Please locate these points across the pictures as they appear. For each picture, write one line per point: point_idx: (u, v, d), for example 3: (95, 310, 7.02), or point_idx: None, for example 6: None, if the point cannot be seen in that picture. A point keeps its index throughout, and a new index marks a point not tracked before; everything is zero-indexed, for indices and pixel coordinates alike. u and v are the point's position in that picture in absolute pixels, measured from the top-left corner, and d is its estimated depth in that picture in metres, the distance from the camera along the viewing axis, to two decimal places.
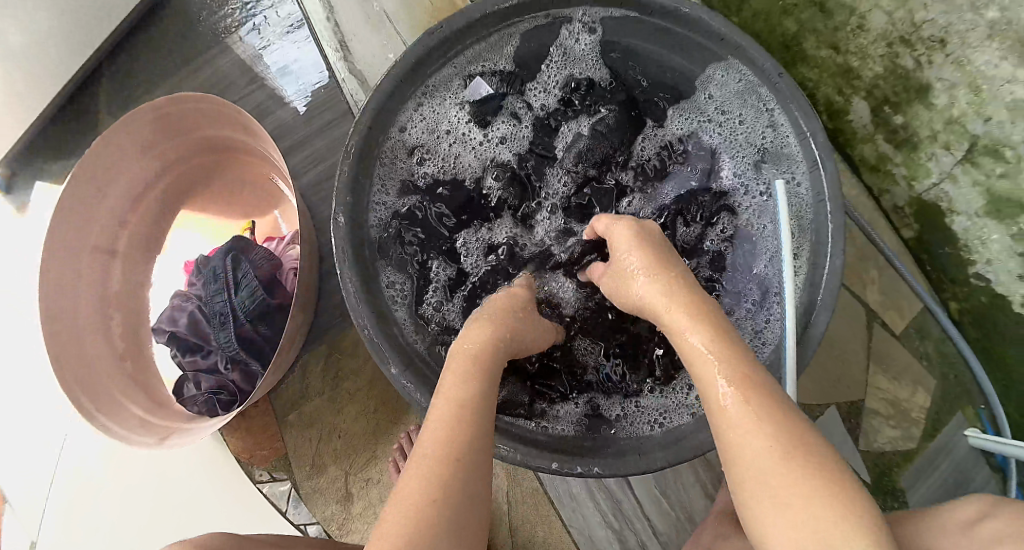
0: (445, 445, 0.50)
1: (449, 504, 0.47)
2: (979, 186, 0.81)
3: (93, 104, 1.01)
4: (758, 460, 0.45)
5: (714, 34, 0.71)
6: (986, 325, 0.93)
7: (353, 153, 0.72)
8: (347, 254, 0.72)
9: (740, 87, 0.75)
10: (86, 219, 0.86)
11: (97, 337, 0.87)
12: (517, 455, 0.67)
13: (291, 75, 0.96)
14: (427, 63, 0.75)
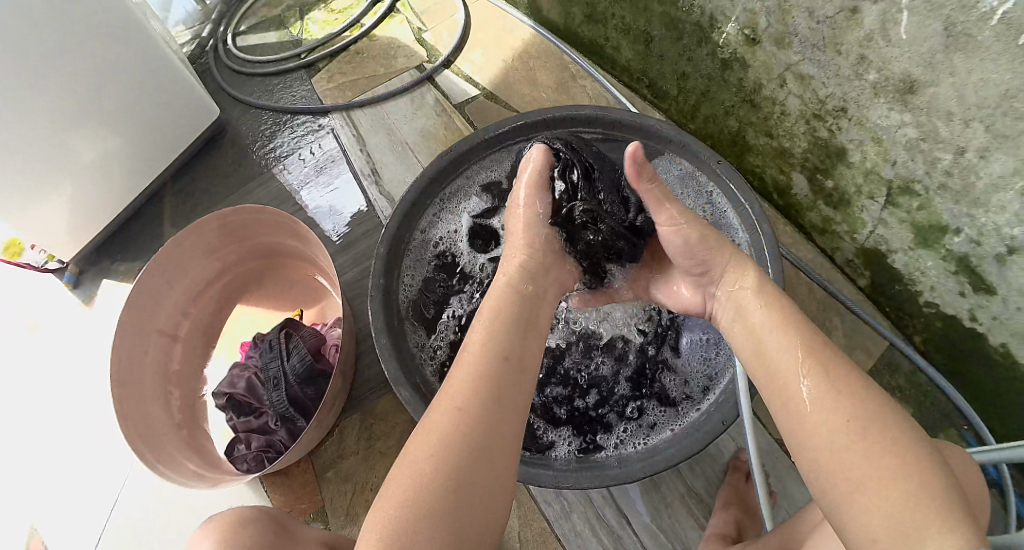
0: (458, 401, 0.57)
1: (459, 449, 0.53)
2: (905, 221, 0.93)
3: (159, 217, 1.22)
4: (835, 437, 0.51)
5: (661, 136, 0.87)
6: (948, 350, 1.01)
7: (382, 248, 0.82)
8: (383, 334, 0.79)
9: (682, 173, 0.89)
10: (153, 307, 1.02)
11: (158, 407, 1.01)
12: None
13: (326, 213, 1.12)
14: (444, 175, 0.89)
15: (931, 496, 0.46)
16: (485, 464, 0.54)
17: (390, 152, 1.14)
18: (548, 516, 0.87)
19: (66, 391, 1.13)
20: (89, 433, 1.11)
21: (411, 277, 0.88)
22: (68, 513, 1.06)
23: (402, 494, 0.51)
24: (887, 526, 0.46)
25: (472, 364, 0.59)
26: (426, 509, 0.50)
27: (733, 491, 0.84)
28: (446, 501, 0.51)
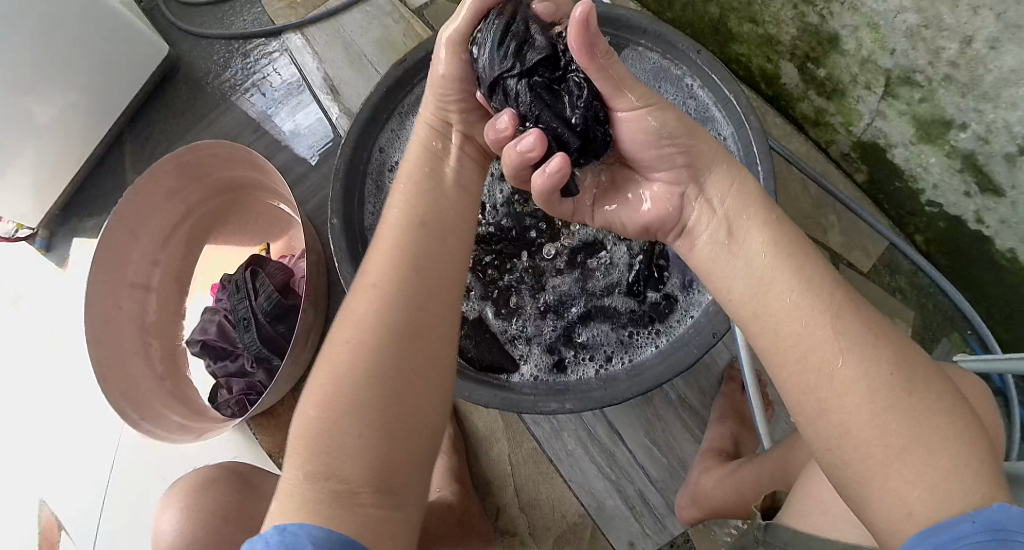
0: (385, 282, 0.49)
1: (388, 333, 0.47)
2: (905, 113, 0.87)
3: (118, 165, 1.16)
4: (854, 391, 0.40)
5: (635, 28, 0.82)
6: (952, 251, 0.96)
7: (340, 170, 0.77)
8: (347, 258, 0.75)
9: (656, 63, 0.85)
10: (120, 259, 0.98)
11: (138, 360, 0.99)
12: (492, 400, 0.69)
13: (301, 136, 1.06)
14: (402, 83, 0.81)
15: (959, 464, 0.38)
16: (425, 343, 0.48)
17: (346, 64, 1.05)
18: (538, 436, 0.86)
19: (54, 358, 1.12)
20: (82, 394, 1.11)
21: (371, 203, 0.80)
22: (70, 477, 1.07)
23: (329, 383, 0.45)
24: (910, 490, 0.38)
25: (401, 244, 0.52)
26: (361, 396, 0.44)
27: (728, 402, 0.83)
28: (390, 387, 0.45)
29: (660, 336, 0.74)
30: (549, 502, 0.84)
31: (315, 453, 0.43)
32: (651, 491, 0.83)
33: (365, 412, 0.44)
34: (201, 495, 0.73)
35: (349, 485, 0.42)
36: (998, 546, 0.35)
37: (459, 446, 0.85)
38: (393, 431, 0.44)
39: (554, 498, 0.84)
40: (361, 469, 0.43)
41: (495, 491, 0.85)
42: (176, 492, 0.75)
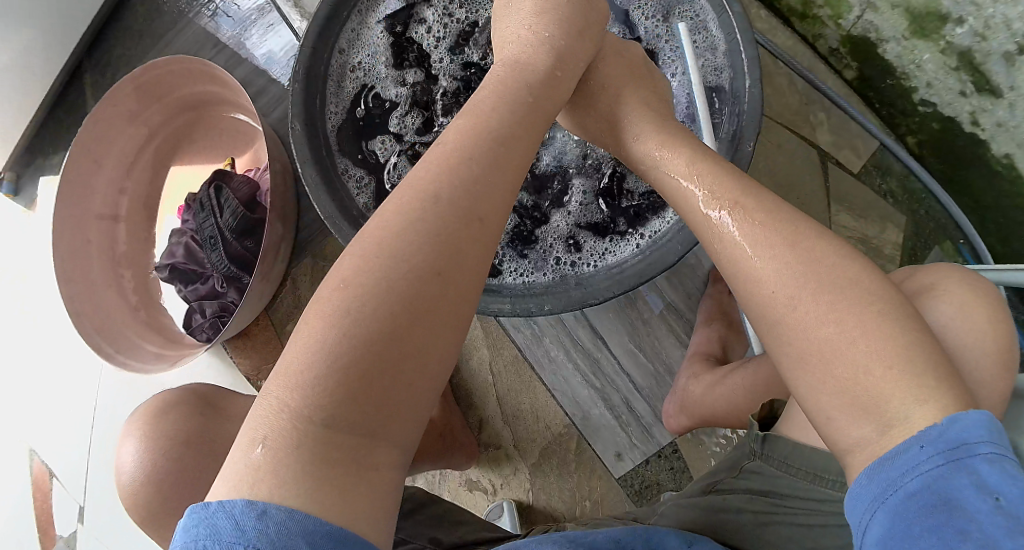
0: (419, 210, 0.41)
1: (410, 271, 0.39)
2: (898, 7, 0.83)
3: (80, 95, 1.10)
4: (781, 311, 0.42)
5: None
6: (946, 155, 0.93)
7: (299, 75, 0.70)
8: (310, 164, 0.69)
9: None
10: (84, 188, 0.95)
11: (111, 292, 0.96)
12: (475, 305, 0.67)
13: (274, 60, 1.01)
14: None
15: (887, 365, 0.38)
16: (447, 290, 0.40)
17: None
18: (519, 343, 0.83)
19: (33, 321, 1.10)
20: (62, 337, 1.10)
21: (333, 105, 0.75)
22: (58, 421, 1.09)
23: (332, 317, 0.37)
24: (840, 405, 0.39)
25: (448, 170, 0.43)
26: (366, 338, 0.37)
27: (716, 304, 0.80)
28: (392, 335, 0.37)
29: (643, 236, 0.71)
30: (532, 413, 0.83)
31: (296, 390, 0.36)
32: (637, 400, 0.82)
33: (364, 356, 0.36)
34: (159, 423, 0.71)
35: (331, 427, 0.35)
36: (948, 462, 0.36)
37: None
38: (395, 370, 0.37)
39: (538, 406, 0.83)
40: (351, 408, 0.36)
41: (478, 403, 0.85)
42: (137, 421, 0.73)
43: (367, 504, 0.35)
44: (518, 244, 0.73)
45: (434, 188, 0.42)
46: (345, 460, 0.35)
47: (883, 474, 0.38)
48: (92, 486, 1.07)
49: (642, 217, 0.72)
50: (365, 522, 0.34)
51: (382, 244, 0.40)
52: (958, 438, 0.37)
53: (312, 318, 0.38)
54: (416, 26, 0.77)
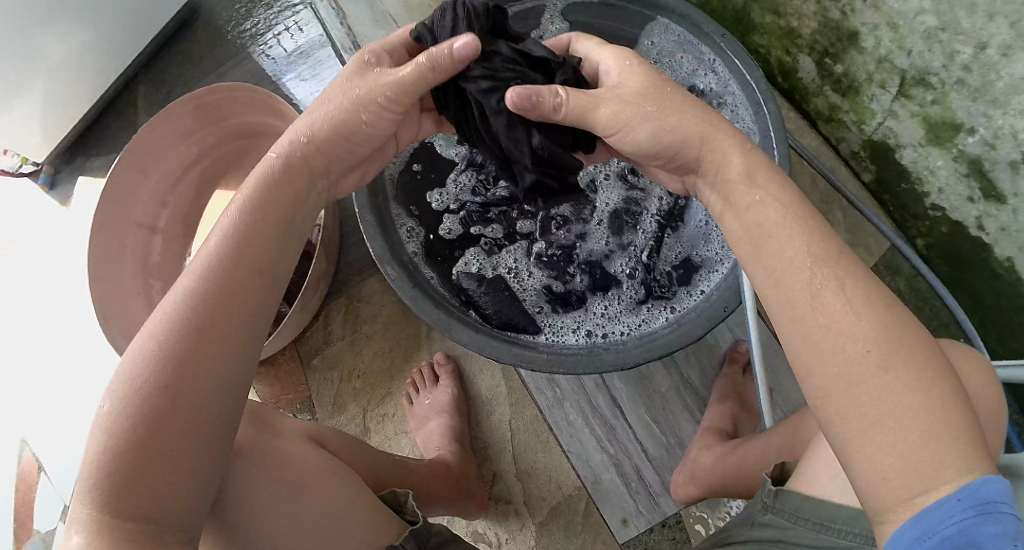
0: (214, 271, 0.51)
1: (154, 367, 0.48)
2: (917, 115, 0.88)
3: (132, 106, 1.14)
4: (859, 377, 0.42)
5: (663, 7, 0.83)
6: (951, 257, 0.99)
7: None
8: (369, 210, 0.74)
9: (679, 40, 0.87)
10: (128, 196, 0.98)
11: (138, 301, 0.98)
12: (513, 359, 0.70)
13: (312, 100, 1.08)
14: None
15: (951, 436, 0.40)
16: (220, 334, 0.50)
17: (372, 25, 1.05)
18: (541, 404, 0.87)
19: (43, 316, 1.09)
20: (74, 335, 1.09)
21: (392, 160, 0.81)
22: (55, 420, 1.06)
23: (159, 351, 0.49)
24: (899, 467, 0.40)
25: (193, 275, 0.51)
26: (164, 373, 0.48)
27: (729, 384, 0.84)
28: (216, 363, 0.49)
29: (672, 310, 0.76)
30: (545, 470, 0.86)
31: (93, 448, 0.47)
32: (647, 469, 0.86)
33: (154, 391, 0.47)
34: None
35: (111, 477, 0.46)
36: (982, 516, 0.38)
37: (463, 409, 0.86)
38: (156, 436, 0.47)
39: (552, 464, 0.86)
40: (130, 465, 0.46)
41: (493, 456, 0.87)
42: None
43: (196, 479, 0.48)
44: (553, 301, 0.78)
45: (223, 249, 0.52)
46: (172, 455, 0.47)
47: (922, 522, 0.39)
48: (80, 494, 1.04)
49: (676, 288, 0.78)
50: (158, 508, 0.46)
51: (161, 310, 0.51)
52: (992, 494, 0.39)
53: (147, 350, 0.49)
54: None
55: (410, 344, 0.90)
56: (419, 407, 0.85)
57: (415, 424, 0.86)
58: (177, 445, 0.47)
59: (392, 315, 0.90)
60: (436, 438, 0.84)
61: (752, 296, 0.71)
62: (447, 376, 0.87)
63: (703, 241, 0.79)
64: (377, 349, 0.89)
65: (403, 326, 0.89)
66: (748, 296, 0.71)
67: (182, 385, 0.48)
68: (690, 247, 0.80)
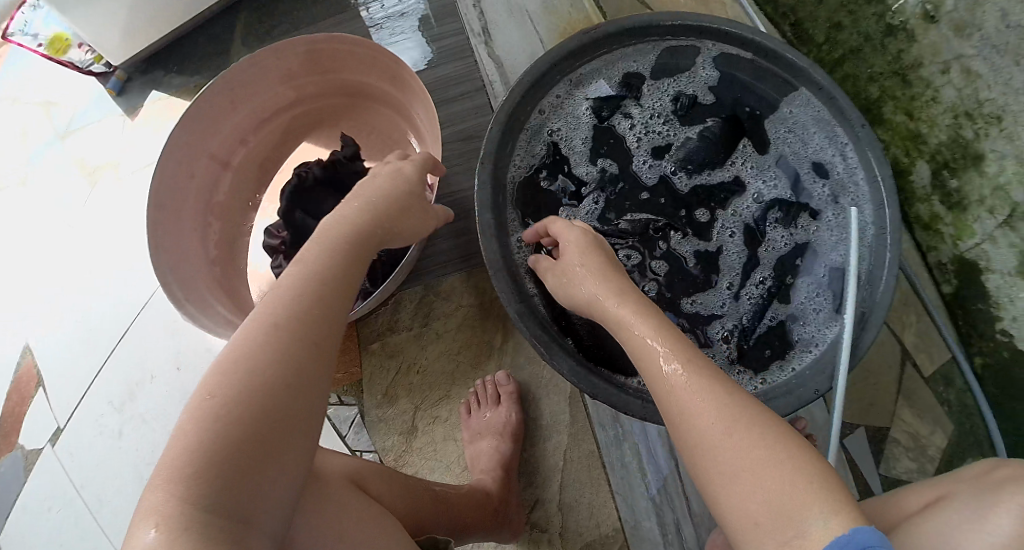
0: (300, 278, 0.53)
1: (280, 383, 0.46)
2: (1015, 248, 0.90)
3: (224, 29, 1.07)
4: (715, 442, 0.47)
5: (813, 80, 0.80)
6: (1004, 383, 0.98)
7: (493, 136, 0.76)
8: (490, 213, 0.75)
9: (818, 115, 0.83)
10: (208, 126, 0.92)
11: (195, 239, 0.92)
12: (603, 396, 0.69)
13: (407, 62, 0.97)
14: (586, 50, 0.81)
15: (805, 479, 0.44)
16: (297, 346, 0.49)
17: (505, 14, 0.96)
18: (600, 441, 0.85)
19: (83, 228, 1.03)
20: (113, 254, 1.02)
21: (521, 164, 0.81)
22: (77, 338, 1.01)
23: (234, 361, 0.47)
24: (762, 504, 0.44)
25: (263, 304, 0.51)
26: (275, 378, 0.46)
27: None
28: (308, 364, 0.48)
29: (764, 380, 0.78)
30: (588, 508, 0.85)
31: (172, 471, 0.42)
32: (687, 524, 0.85)
33: (253, 384, 0.45)
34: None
35: (203, 503, 0.41)
36: None
37: (517, 434, 0.85)
38: (262, 448, 0.44)
39: (595, 505, 0.85)
40: (217, 480, 0.42)
41: (539, 484, 0.86)
42: None
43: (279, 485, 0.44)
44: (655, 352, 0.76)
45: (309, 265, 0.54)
46: (262, 455, 0.44)
47: None
48: (82, 421, 0.98)
49: (772, 357, 0.80)
50: (251, 509, 0.42)
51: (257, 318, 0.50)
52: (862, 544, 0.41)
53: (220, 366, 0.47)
54: (618, 117, 0.86)
55: (482, 353, 0.88)
56: (476, 419, 0.84)
57: (468, 436, 0.84)
58: (275, 450, 0.44)
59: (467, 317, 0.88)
60: (485, 459, 0.82)
61: (842, 400, 0.72)
62: (509, 398, 0.85)
63: (814, 315, 0.81)
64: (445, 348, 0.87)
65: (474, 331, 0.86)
66: (839, 398, 0.72)
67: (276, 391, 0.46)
68: (801, 316, 0.81)
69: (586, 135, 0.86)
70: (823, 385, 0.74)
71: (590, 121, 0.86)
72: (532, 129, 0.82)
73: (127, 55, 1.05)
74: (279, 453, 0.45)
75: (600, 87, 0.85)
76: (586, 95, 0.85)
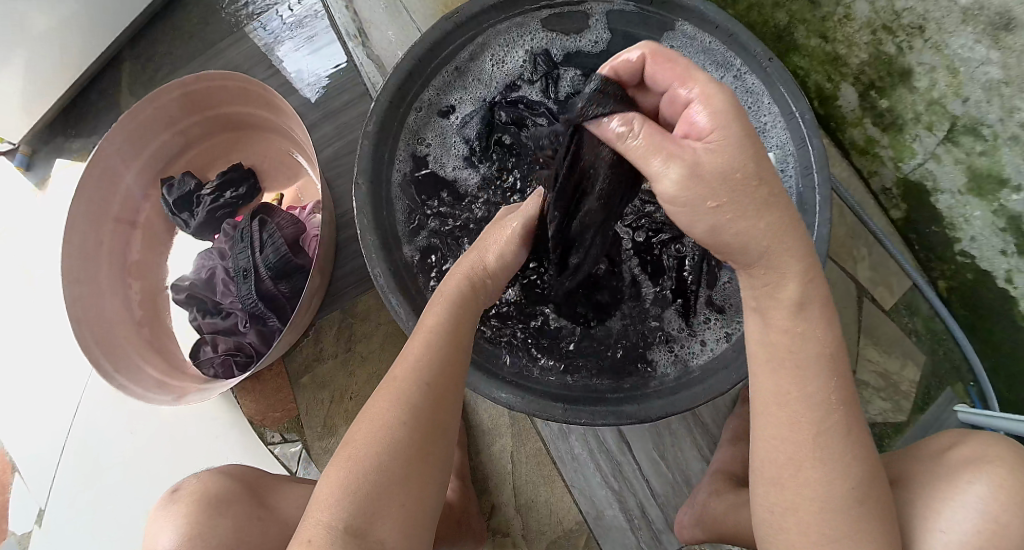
0: (421, 349, 0.57)
1: (428, 384, 0.55)
2: (961, 163, 0.87)
3: (116, 84, 1.07)
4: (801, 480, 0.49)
5: (708, 22, 0.76)
6: (971, 303, 0.97)
7: (363, 160, 0.75)
8: (371, 236, 0.75)
9: (712, 51, 0.79)
10: (107, 188, 0.89)
11: (117, 305, 0.90)
12: (527, 409, 0.69)
13: (301, 74, 1.01)
14: (450, 38, 0.78)
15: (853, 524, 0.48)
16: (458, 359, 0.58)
17: (379, 11, 0.98)
18: (545, 437, 0.89)
19: (15, 313, 1.01)
20: (55, 332, 1.00)
21: (405, 201, 0.80)
22: (25, 421, 0.98)
23: (353, 433, 0.54)
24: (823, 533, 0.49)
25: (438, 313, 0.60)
26: (399, 433, 0.52)
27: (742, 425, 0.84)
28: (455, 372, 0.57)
29: (722, 339, 0.73)
30: (546, 506, 0.87)
31: (355, 461, 0.51)
32: (652, 505, 0.87)
33: (413, 398, 0.54)
34: (205, 519, 0.59)
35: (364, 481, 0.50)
36: None
37: (461, 441, 0.87)
38: (426, 450, 0.53)
39: (553, 501, 0.87)
40: (395, 472, 0.51)
41: (492, 490, 0.88)
42: (178, 504, 0.61)
43: (405, 515, 0.50)
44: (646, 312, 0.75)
45: (429, 339, 0.58)
46: (421, 448, 0.52)
47: None
48: (50, 511, 0.94)
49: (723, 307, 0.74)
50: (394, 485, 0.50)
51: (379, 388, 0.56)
52: None
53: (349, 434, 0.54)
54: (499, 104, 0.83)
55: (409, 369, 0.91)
56: None
57: None
58: (429, 444, 0.53)
59: (385, 337, 0.90)
60: None
61: None
62: None
63: None
64: (366, 367, 0.89)
65: (394, 350, 0.89)
66: None
67: (441, 393, 0.55)
68: None
69: (467, 129, 0.83)
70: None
71: (465, 115, 0.83)
72: (406, 147, 0.81)
73: (25, 129, 1.03)
74: (432, 444, 0.53)
75: (474, 79, 0.83)
76: (460, 92, 0.82)
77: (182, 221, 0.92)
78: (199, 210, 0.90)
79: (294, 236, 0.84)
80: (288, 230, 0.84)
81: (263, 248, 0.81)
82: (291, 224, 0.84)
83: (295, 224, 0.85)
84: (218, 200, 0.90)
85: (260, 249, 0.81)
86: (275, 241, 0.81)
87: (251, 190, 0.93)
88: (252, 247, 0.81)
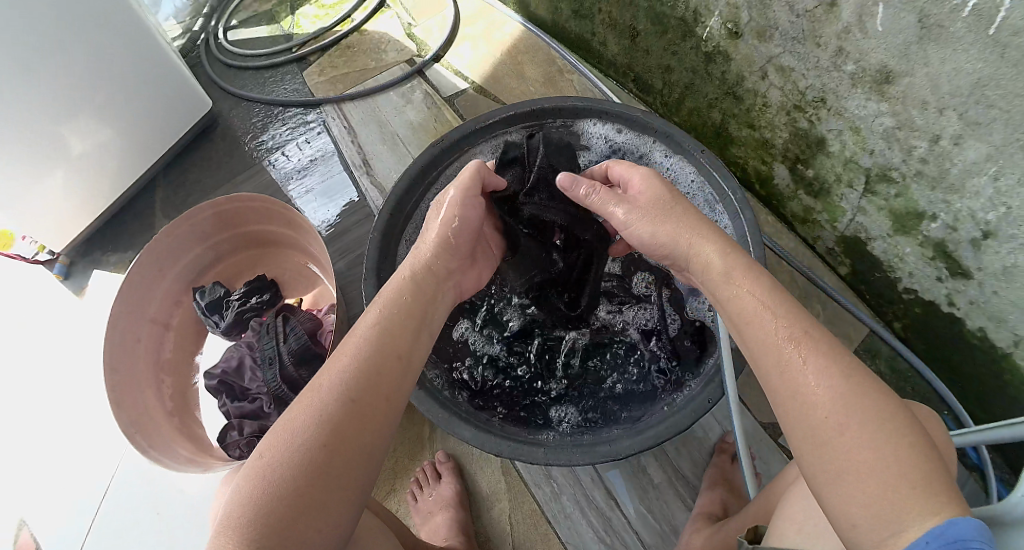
0: (347, 365, 0.57)
1: (354, 393, 0.55)
2: (883, 208, 0.99)
3: (150, 207, 1.26)
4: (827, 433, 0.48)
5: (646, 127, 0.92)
6: (925, 337, 1.06)
7: (369, 262, 0.89)
8: None
9: (643, 147, 0.96)
10: (145, 296, 1.03)
11: (150, 393, 1.01)
12: (508, 453, 0.77)
13: (314, 204, 1.20)
14: (439, 159, 0.95)
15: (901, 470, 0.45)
16: (388, 361, 0.59)
17: (382, 145, 1.21)
18: (539, 499, 0.96)
19: (49, 406, 1.11)
20: (84, 418, 1.11)
21: None
22: (56, 502, 1.05)
23: (253, 462, 0.53)
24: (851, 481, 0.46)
25: (383, 304, 0.64)
26: (312, 452, 0.52)
27: (719, 471, 0.92)
28: (376, 368, 0.58)
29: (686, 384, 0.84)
30: None
31: (265, 476, 0.51)
32: None
33: (331, 404, 0.54)
34: None
35: (274, 506, 0.50)
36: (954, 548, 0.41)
37: (464, 503, 0.95)
38: (334, 471, 0.52)
39: None
40: (303, 486, 0.51)
41: None
42: None
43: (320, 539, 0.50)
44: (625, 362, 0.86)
45: (368, 338, 0.60)
46: (327, 471, 0.52)
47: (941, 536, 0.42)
48: None
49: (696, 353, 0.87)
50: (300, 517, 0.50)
51: (295, 401, 0.56)
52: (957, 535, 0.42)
53: (253, 455, 0.53)
54: None
55: (415, 447, 1.03)
56: (422, 502, 0.95)
57: (421, 520, 0.94)
58: (336, 464, 0.52)
59: None
60: (442, 531, 0.91)
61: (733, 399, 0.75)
62: (450, 475, 0.97)
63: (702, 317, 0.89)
64: None
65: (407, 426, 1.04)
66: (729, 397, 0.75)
67: (347, 402, 0.54)
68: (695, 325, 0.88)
69: None
70: (716, 392, 0.78)
71: None
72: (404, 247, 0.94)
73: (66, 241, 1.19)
74: (337, 463, 0.52)
75: None
76: None
77: (213, 322, 1.05)
78: (228, 312, 1.03)
79: (312, 326, 0.97)
80: (307, 323, 0.97)
81: (287, 340, 0.94)
82: (309, 318, 0.98)
83: (314, 318, 0.99)
84: (246, 304, 1.04)
85: (282, 337, 0.94)
86: (298, 332, 0.94)
87: (274, 295, 1.07)
88: (277, 337, 0.94)
